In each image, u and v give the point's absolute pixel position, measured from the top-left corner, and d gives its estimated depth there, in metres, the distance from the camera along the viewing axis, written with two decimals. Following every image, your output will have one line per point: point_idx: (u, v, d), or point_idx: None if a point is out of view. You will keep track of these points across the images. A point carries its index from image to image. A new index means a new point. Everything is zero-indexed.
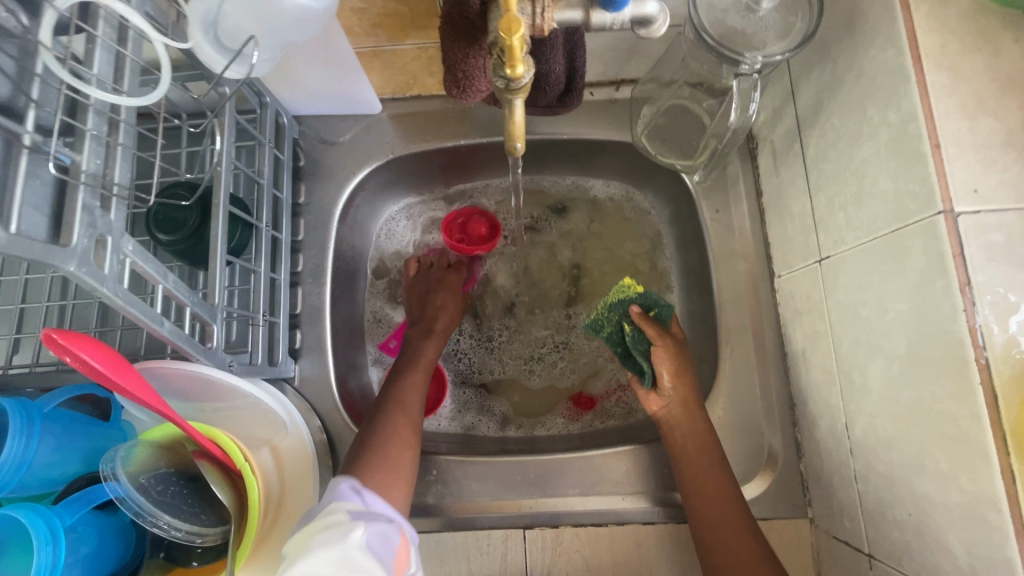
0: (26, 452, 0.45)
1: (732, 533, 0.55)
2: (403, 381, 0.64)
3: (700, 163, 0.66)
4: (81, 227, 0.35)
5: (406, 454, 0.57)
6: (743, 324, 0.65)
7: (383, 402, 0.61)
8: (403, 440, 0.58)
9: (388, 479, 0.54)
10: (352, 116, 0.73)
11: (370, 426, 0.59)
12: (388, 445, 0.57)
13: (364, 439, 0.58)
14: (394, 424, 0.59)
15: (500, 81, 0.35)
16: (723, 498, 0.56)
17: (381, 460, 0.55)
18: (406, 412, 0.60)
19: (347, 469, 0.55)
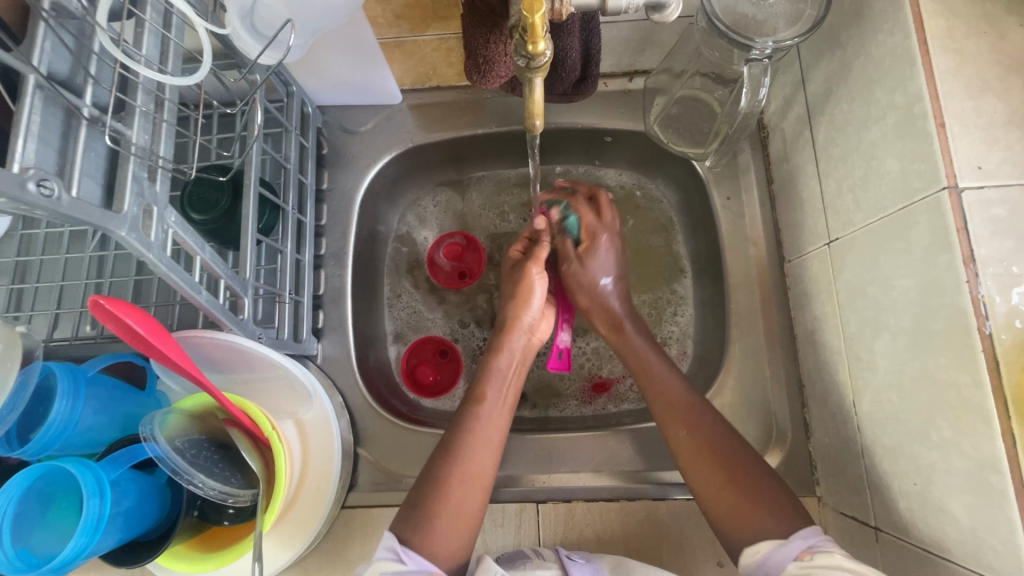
0: (72, 413, 0.48)
1: (678, 414, 0.58)
2: (476, 411, 0.60)
3: (711, 151, 0.68)
4: (130, 197, 0.37)
5: (476, 497, 0.56)
6: (752, 308, 0.67)
7: (452, 438, 0.59)
8: (471, 482, 0.56)
9: (455, 526, 0.54)
10: (374, 106, 0.75)
11: (437, 466, 0.57)
12: (454, 491, 0.55)
13: (431, 479, 0.56)
14: (466, 462, 0.57)
15: (522, 60, 0.37)
16: (677, 399, 0.59)
17: (448, 510, 0.54)
18: (479, 447, 0.58)
19: (413, 514, 0.54)
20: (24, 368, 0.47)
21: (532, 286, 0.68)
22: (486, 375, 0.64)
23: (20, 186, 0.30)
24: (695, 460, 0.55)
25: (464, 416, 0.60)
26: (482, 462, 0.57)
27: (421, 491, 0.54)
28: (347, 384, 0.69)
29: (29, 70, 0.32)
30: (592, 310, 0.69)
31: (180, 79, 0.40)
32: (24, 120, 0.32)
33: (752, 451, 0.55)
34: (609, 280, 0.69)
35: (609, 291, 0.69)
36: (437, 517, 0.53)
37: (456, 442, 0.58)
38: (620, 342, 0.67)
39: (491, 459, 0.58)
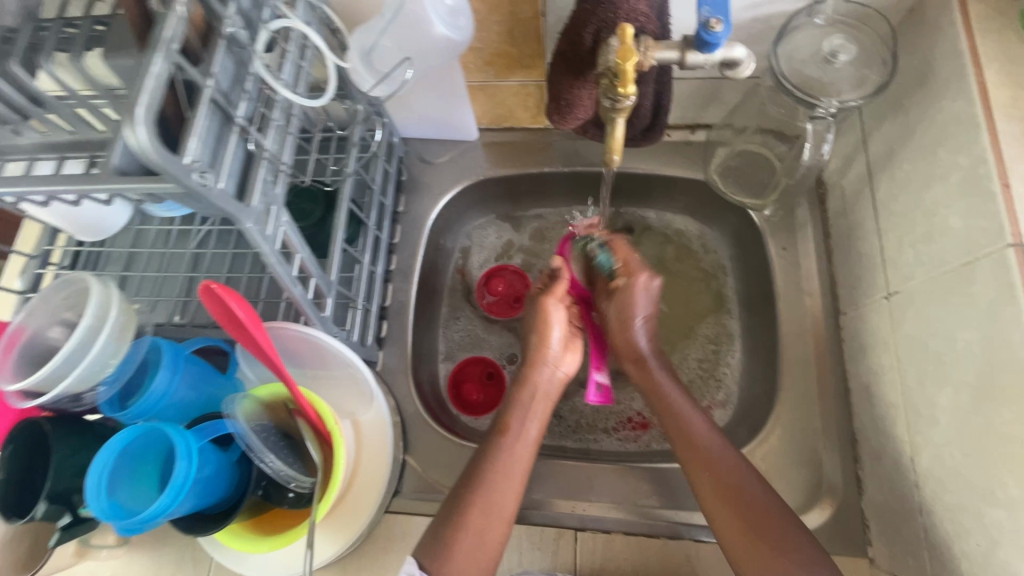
0: (170, 384, 0.54)
1: (698, 452, 0.58)
2: (501, 444, 0.59)
3: (770, 202, 0.71)
4: (259, 194, 0.44)
5: (497, 531, 0.55)
6: (805, 357, 0.67)
7: (475, 469, 0.58)
8: (493, 514, 0.55)
9: (475, 558, 0.53)
10: (451, 141, 0.83)
11: (462, 492, 0.56)
12: (474, 517, 0.55)
13: (454, 504, 0.56)
14: (490, 495, 0.56)
15: (608, 101, 0.43)
16: (705, 445, 0.58)
17: (469, 536, 0.54)
18: (502, 480, 0.57)
19: (435, 537, 0.54)
20: (135, 341, 0.54)
21: (550, 331, 0.66)
22: (511, 409, 0.62)
23: (186, 173, 0.36)
24: (720, 507, 0.55)
25: (489, 446, 0.59)
26: (505, 495, 0.56)
27: (460, 511, 0.55)
28: (402, 393, 0.72)
29: (205, 84, 0.39)
30: (618, 342, 0.69)
31: (309, 102, 0.48)
32: (197, 123, 0.38)
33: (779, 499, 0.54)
34: (639, 317, 0.67)
35: (639, 324, 0.67)
36: (456, 543, 0.53)
37: (481, 472, 0.57)
38: (643, 368, 0.67)
39: (514, 495, 0.57)
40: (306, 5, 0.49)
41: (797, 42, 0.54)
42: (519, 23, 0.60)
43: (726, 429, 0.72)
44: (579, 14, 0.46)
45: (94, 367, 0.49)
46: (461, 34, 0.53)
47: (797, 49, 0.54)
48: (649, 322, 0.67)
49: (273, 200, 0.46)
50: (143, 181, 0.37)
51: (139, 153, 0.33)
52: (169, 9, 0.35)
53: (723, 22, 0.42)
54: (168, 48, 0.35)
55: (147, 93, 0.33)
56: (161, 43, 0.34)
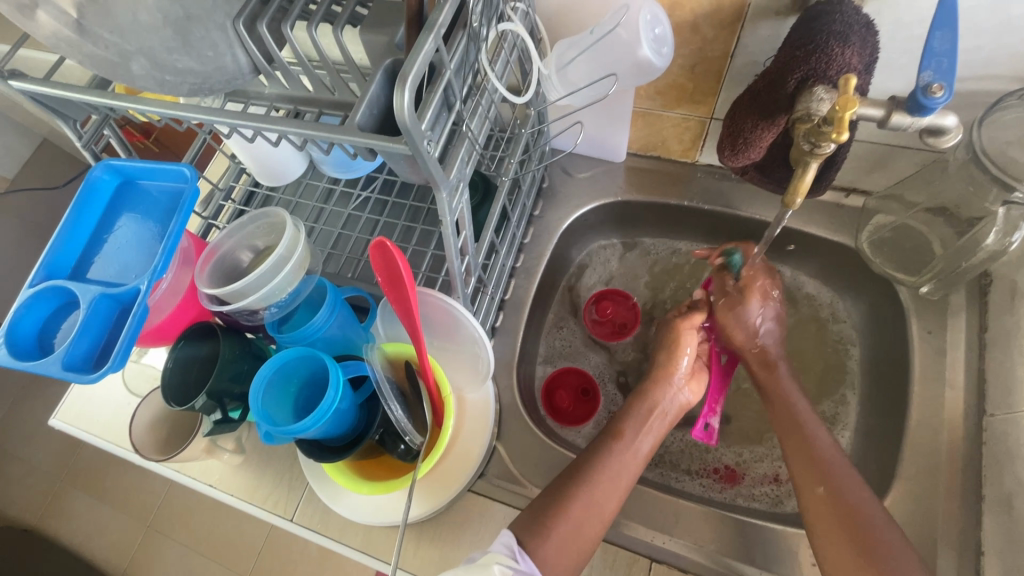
0: (327, 321, 0.59)
1: (821, 481, 0.59)
2: (612, 447, 0.64)
3: (925, 282, 0.67)
4: (457, 168, 0.49)
5: (593, 529, 0.57)
6: (935, 450, 0.62)
7: (583, 466, 0.62)
8: (593, 512, 0.58)
9: (566, 550, 0.55)
10: (597, 159, 0.86)
11: (568, 484, 0.60)
12: (575, 511, 0.57)
13: (558, 493, 0.59)
14: (592, 494, 0.59)
15: (807, 144, 0.45)
16: (832, 472, 0.59)
17: (567, 526, 0.56)
18: (607, 482, 0.60)
19: (534, 520, 0.57)
20: (307, 276, 0.60)
21: (677, 358, 0.71)
22: (627, 420, 0.67)
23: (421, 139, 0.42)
24: (838, 540, 0.55)
25: (600, 449, 0.64)
26: (607, 496, 0.60)
27: (562, 503, 0.58)
28: (504, 384, 0.76)
29: (446, 66, 0.44)
30: (745, 348, 0.72)
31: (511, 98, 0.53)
32: (434, 97, 0.43)
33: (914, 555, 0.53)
34: (759, 319, 0.72)
35: (762, 325, 0.72)
36: (553, 529, 0.56)
37: (588, 471, 0.61)
38: (770, 369, 0.70)
39: (615, 500, 0.60)
40: (524, 13, 0.55)
41: (1007, 119, 0.50)
42: (705, 60, 0.63)
43: None
44: (788, 59, 0.48)
45: (271, 291, 0.56)
46: (660, 61, 0.55)
47: (1004, 128, 0.51)
48: (772, 321, 0.72)
49: (463, 177, 0.51)
50: (380, 138, 0.43)
51: (397, 113, 0.38)
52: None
53: (946, 89, 0.41)
54: (436, 32, 0.40)
55: (416, 65, 0.39)
56: (432, 26, 0.40)
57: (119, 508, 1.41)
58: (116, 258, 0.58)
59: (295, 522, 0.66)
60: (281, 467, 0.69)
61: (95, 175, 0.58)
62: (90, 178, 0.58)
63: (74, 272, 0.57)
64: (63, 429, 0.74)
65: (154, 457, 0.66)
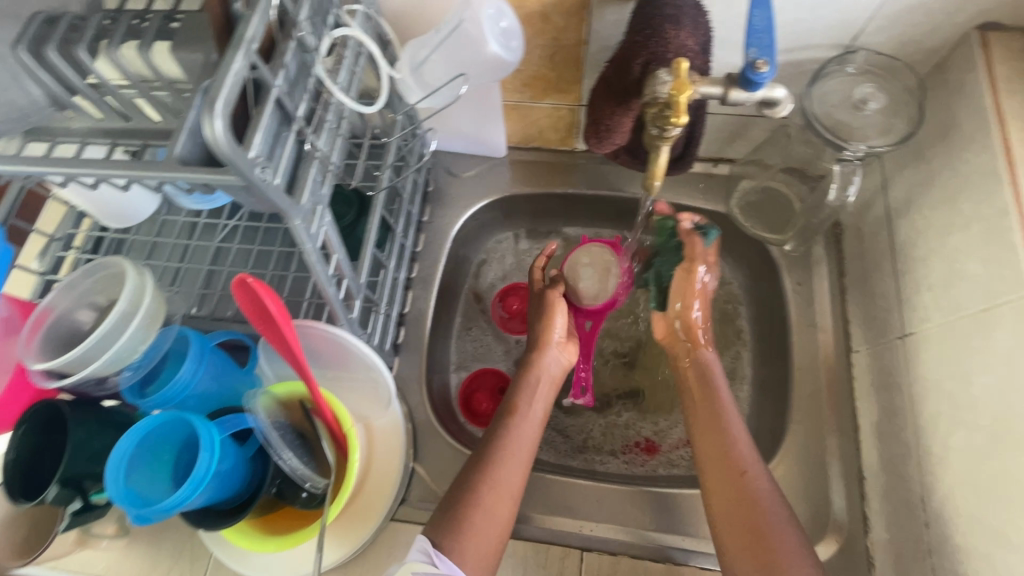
0: (195, 375, 0.53)
1: (718, 450, 0.60)
2: (510, 422, 0.63)
3: (789, 239, 0.73)
4: (308, 192, 0.45)
5: (505, 506, 0.57)
6: (817, 392, 0.68)
7: (486, 448, 0.60)
8: (501, 491, 0.57)
9: (482, 534, 0.55)
10: (480, 156, 0.84)
11: (474, 469, 0.59)
12: (484, 497, 0.57)
13: (465, 480, 0.58)
14: (496, 474, 0.58)
15: (656, 129, 0.45)
16: (729, 440, 0.60)
17: (481, 511, 0.56)
18: (511, 458, 0.60)
19: (447, 515, 0.56)
20: (162, 329, 0.53)
21: (554, 323, 0.70)
22: (519, 393, 0.66)
23: (250, 168, 0.38)
24: (725, 503, 0.56)
25: (498, 428, 0.62)
26: (512, 472, 0.59)
27: (470, 492, 0.57)
28: (415, 401, 0.73)
29: (273, 83, 0.40)
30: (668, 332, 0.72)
31: (361, 108, 0.49)
32: (262, 119, 0.39)
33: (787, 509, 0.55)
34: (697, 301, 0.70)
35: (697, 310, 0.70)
36: (467, 520, 0.55)
37: (490, 451, 0.60)
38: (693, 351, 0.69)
39: (520, 473, 0.60)
40: (365, 15, 0.51)
41: (830, 86, 0.56)
42: (563, 49, 0.62)
43: None
44: (630, 44, 0.48)
45: (123, 352, 0.49)
46: (512, 55, 0.55)
47: (828, 94, 0.56)
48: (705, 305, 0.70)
49: (320, 199, 0.47)
50: (207, 171, 0.38)
51: (212, 143, 0.34)
52: (252, 10, 0.37)
53: (769, 64, 0.44)
54: (248, 47, 0.36)
55: (227, 88, 0.34)
56: (241, 41, 0.36)
57: None
58: None
59: None
60: (176, 542, 0.62)
61: None
62: None
63: None
64: None
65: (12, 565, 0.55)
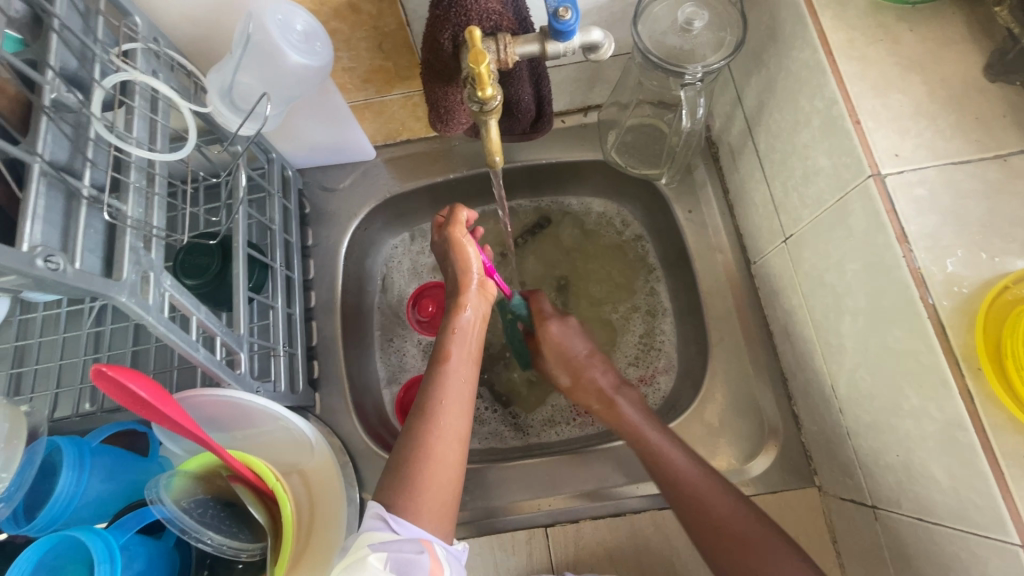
0: (79, 484, 0.49)
1: (693, 497, 0.55)
2: (441, 370, 0.58)
3: (666, 170, 0.73)
4: (129, 265, 0.40)
5: (455, 453, 0.54)
6: (728, 311, 0.70)
7: (423, 402, 0.56)
8: (448, 440, 0.54)
9: (439, 483, 0.52)
10: (349, 163, 0.80)
11: (413, 425, 0.55)
12: (433, 449, 0.53)
13: (409, 437, 0.54)
14: (438, 424, 0.54)
15: (475, 105, 0.42)
16: (699, 485, 0.55)
17: (431, 466, 0.52)
18: (451, 405, 0.56)
19: (393, 478, 0.52)
20: (29, 444, 0.49)
21: (470, 262, 0.63)
22: (448, 336, 0.61)
23: (30, 261, 0.33)
24: (718, 546, 0.52)
25: (432, 378, 0.58)
26: (454, 419, 0.56)
27: (417, 446, 0.53)
28: (347, 430, 0.70)
29: (34, 161, 0.36)
30: (576, 389, 0.66)
31: (170, 155, 0.45)
32: (31, 204, 0.35)
33: (770, 521, 0.53)
34: (580, 345, 0.67)
35: (588, 359, 0.66)
36: (419, 479, 0.52)
37: (428, 400, 0.56)
38: (586, 384, 0.65)
39: (464, 419, 0.56)
40: (146, 52, 0.46)
41: (656, 13, 0.56)
42: (387, 36, 0.59)
43: (673, 392, 0.74)
44: (433, 20, 0.45)
45: None
46: (320, 57, 0.51)
47: (656, 21, 0.56)
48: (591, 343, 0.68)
49: (151, 266, 0.42)
50: None
51: None
52: None
53: (571, 10, 0.43)
54: None
55: None
56: None
57: None
58: None
59: None
60: None
61: None
62: None
63: None
64: None
65: None
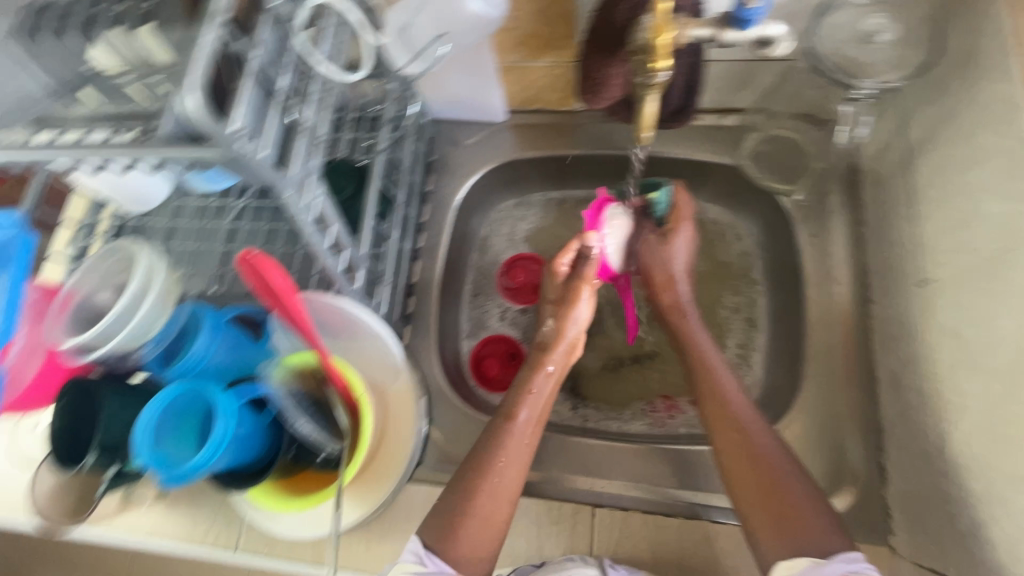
0: (209, 348, 0.56)
1: (726, 417, 0.58)
2: (507, 429, 0.61)
3: (801, 187, 0.72)
4: (297, 163, 0.45)
5: (502, 510, 0.57)
6: (833, 345, 0.66)
7: (482, 453, 0.60)
8: (497, 495, 0.57)
9: (484, 530, 0.56)
10: (480, 122, 0.83)
11: (467, 475, 0.59)
12: (481, 505, 0.57)
13: (462, 488, 0.58)
14: (493, 481, 0.58)
15: (640, 78, 0.43)
16: (735, 406, 0.58)
17: (475, 522, 0.56)
18: (508, 463, 0.59)
19: (443, 520, 0.56)
20: (177, 306, 0.57)
21: (577, 308, 0.69)
22: (523, 395, 0.64)
23: (233, 141, 0.38)
24: (740, 468, 0.55)
25: (495, 432, 0.61)
26: (508, 475, 0.59)
27: (468, 497, 0.57)
28: (427, 367, 0.74)
29: (251, 57, 0.41)
30: (659, 284, 0.71)
31: (346, 76, 0.49)
32: (242, 92, 0.40)
33: (798, 467, 0.54)
34: (681, 257, 0.72)
35: (679, 272, 0.71)
36: (463, 527, 0.55)
37: (487, 455, 0.59)
38: (672, 290, 0.71)
39: (518, 475, 0.59)
40: None
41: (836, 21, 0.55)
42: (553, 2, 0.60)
43: None
44: None
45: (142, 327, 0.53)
46: (491, 9, 0.55)
47: (837, 29, 0.56)
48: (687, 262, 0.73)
49: (311, 170, 0.47)
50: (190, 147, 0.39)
51: (191, 118, 0.36)
52: None
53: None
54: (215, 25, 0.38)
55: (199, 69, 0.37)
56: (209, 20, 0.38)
57: None
58: None
59: (241, 551, 0.66)
60: (213, 503, 0.67)
61: None
62: None
63: None
64: None
65: (64, 522, 0.62)
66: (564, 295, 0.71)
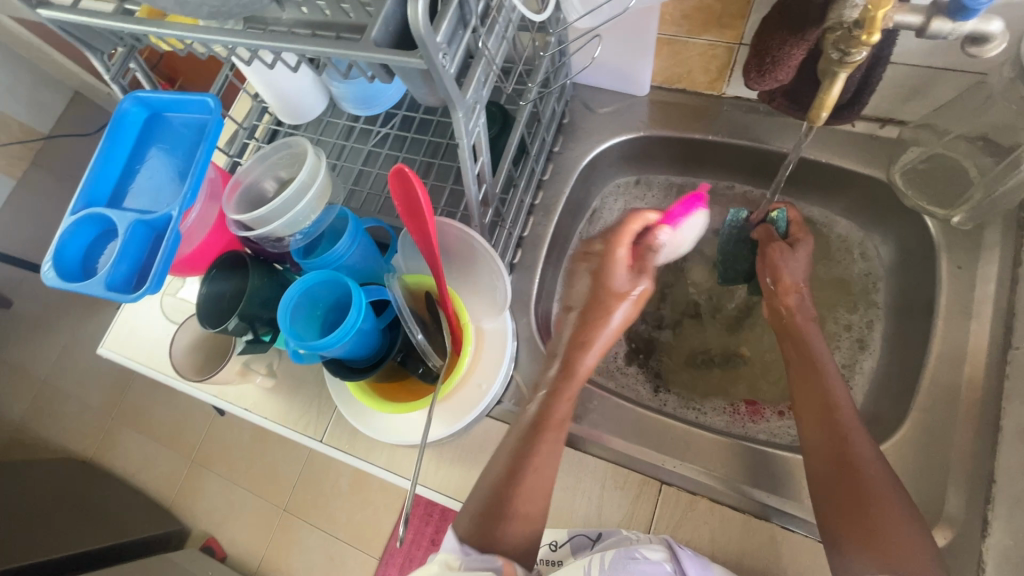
0: (349, 249, 0.62)
1: (830, 422, 0.57)
2: (543, 434, 0.57)
3: (958, 213, 0.64)
4: (473, 89, 0.48)
5: (539, 508, 0.56)
6: (955, 384, 0.62)
7: (515, 456, 0.56)
8: (535, 491, 0.55)
9: (529, 524, 0.54)
10: (618, 93, 0.83)
11: (500, 475, 0.56)
12: (522, 504, 0.54)
13: (500, 485, 0.55)
14: (528, 483, 0.55)
15: (837, 53, 0.45)
16: (842, 415, 0.57)
17: (517, 522, 0.53)
18: (542, 466, 0.56)
19: (487, 512, 0.54)
20: (326, 207, 0.62)
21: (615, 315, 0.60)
22: (558, 394, 0.59)
23: (436, 53, 0.41)
24: (835, 481, 0.53)
25: (529, 435, 0.57)
26: (542, 477, 0.56)
27: (511, 493, 0.54)
28: (521, 317, 0.77)
29: None
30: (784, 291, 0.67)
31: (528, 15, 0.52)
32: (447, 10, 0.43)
33: (898, 485, 0.52)
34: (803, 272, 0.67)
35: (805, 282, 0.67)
36: (510, 521, 0.53)
37: (524, 455, 0.56)
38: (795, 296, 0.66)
39: (551, 475, 0.57)
40: None
41: None
42: None
43: None
44: None
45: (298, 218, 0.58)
46: None
47: None
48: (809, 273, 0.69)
49: (480, 99, 0.50)
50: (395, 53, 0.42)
51: (412, 23, 0.39)
52: None
53: None
54: None
55: None
56: None
57: (164, 441, 1.47)
58: (148, 188, 0.60)
59: (325, 443, 0.72)
60: (312, 393, 0.74)
61: (124, 107, 0.60)
62: (120, 110, 0.60)
63: (109, 200, 0.60)
64: (111, 356, 0.79)
65: (193, 377, 0.72)
66: (613, 284, 0.61)
